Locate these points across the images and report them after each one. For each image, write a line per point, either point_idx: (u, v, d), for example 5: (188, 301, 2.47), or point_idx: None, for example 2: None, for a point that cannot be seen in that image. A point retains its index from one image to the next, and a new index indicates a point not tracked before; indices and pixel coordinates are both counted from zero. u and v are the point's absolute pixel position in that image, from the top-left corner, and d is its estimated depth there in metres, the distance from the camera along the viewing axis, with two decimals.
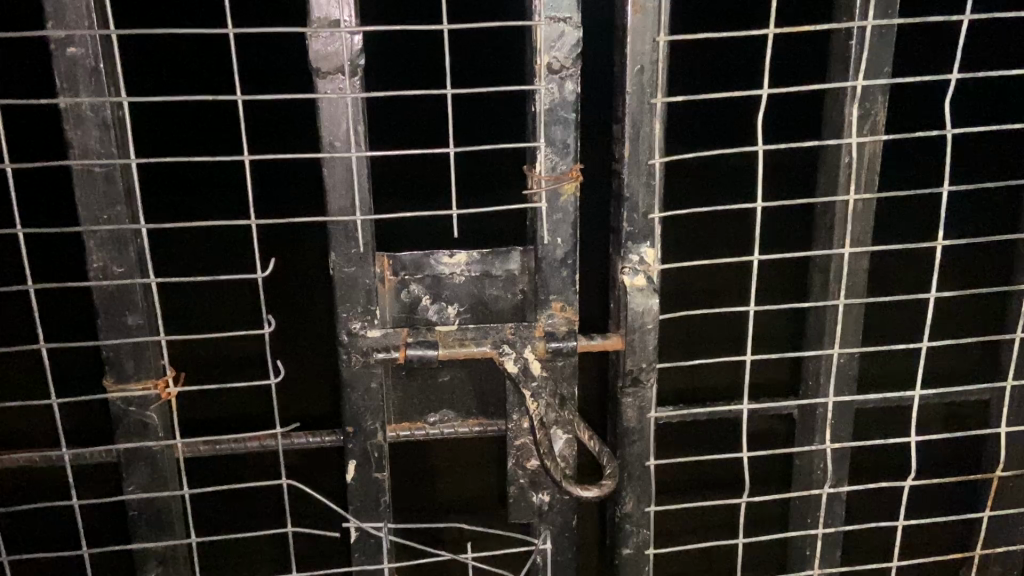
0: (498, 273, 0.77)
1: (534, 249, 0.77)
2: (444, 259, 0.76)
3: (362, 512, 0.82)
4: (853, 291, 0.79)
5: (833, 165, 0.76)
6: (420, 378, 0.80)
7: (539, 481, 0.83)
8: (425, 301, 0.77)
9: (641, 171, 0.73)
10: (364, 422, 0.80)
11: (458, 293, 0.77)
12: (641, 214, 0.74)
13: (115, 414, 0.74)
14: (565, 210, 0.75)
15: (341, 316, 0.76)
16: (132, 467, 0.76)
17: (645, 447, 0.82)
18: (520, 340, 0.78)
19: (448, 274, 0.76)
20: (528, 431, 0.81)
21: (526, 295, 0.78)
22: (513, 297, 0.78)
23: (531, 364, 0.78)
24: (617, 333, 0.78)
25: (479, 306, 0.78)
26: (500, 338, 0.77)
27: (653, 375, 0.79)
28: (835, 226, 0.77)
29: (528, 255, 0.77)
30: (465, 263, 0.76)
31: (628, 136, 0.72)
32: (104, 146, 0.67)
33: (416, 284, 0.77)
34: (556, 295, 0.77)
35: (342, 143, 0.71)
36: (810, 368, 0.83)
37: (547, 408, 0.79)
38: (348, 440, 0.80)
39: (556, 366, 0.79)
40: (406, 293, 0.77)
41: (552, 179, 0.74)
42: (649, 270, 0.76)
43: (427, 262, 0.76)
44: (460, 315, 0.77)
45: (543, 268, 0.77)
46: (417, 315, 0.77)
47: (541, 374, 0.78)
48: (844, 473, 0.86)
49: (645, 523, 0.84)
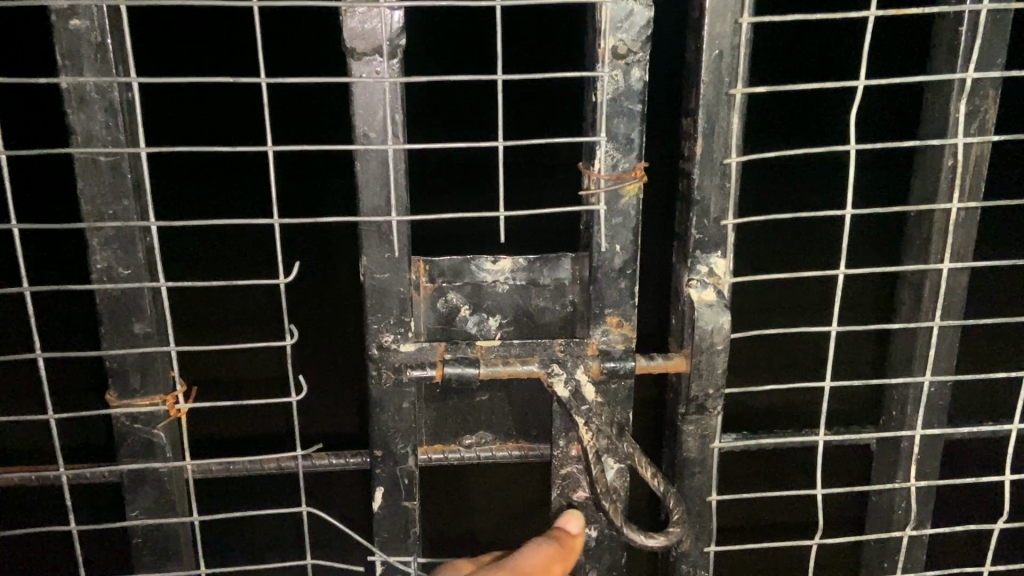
0: (547, 283, 0.69)
1: (587, 256, 0.68)
2: (487, 265, 0.68)
3: (388, 544, 0.74)
4: (948, 311, 0.70)
5: (930, 169, 0.67)
6: (457, 397, 0.72)
7: (587, 514, 0.74)
8: (464, 312, 0.69)
9: (714, 170, 0.64)
10: (393, 445, 0.72)
11: (502, 304, 0.69)
12: (712, 220, 0.66)
13: (117, 431, 0.67)
14: (625, 213, 0.66)
15: (371, 327, 0.68)
16: (136, 490, 0.69)
17: (705, 481, 0.73)
18: (570, 359, 0.69)
19: (491, 282, 0.68)
20: (576, 459, 0.72)
21: (577, 307, 0.70)
22: (562, 309, 0.70)
23: (583, 387, 0.70)
24: (681, 354, 0.69)
25: (524, 318, 0.70)
26: (548, 356, 0.69)
27: (720, 403, 0.70)
28: (932, 236, 0.68)
29: (581, 263, 0.69)
30: (510, 270, 0.68)
31: (700, 131, 0.63)
32: (110, 133, 0.60)
33: (454, 293, 0.69)
34: (611, 309, 0.69)
35: (377, 134, 0.62)
36: (893, 397, 0.74)
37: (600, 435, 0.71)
38: (375, 464, 0.72)
39: (610, 389, 0.71)
40: (442, 303, 0.69)
41: (612, 179, 0.65)
42: (719, 284, 0.67)
43: (467, 268, 0.68)
44: (502, 328, 0.69)
45: (597, 278, 0.68)
46: (454, 328, 0.69)
47: (595, 398, 0.70)
48: (927, 514, 0.76)
49: (702, 564, 0.76)
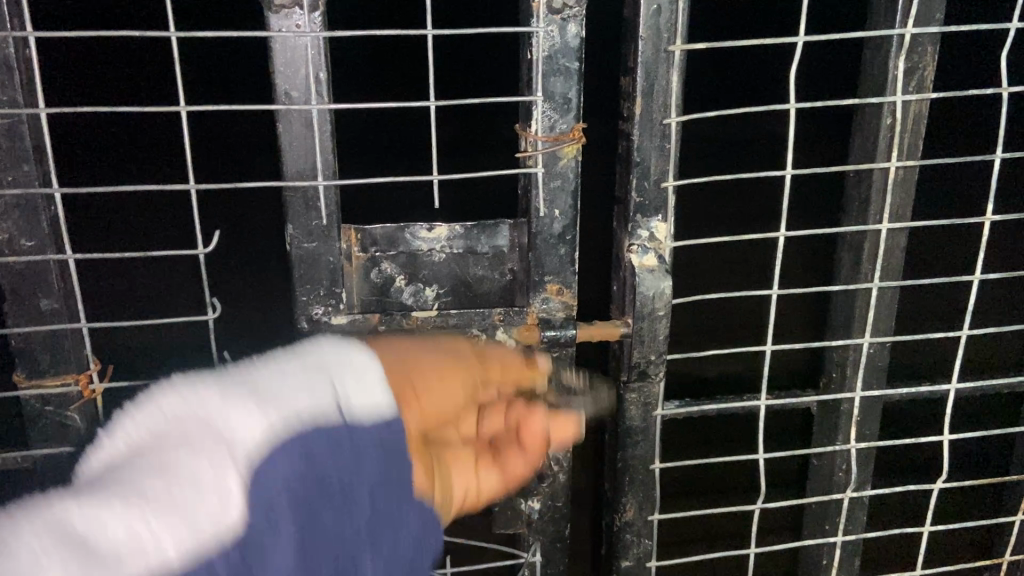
0: (485, 251, 0.67)
1: (527, 221, 0.66)
2: (422, 233, 0.65)
3: None
4: (888, 272, 0.70)
5: (869, 127, 0.66)
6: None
7: (530, 487, 0.73)
8: (398, 282, 0.67)
9: (654, 131, 0.63)
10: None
11: (438, 274, 0.67)
12: (653, 182, 0.64)
13: (27, 415, 0.62)
14: (564, 175, 0.64)
15: (301, 299, 0.65)
16: (51, 476, 0.65)
17: (649, 448, 0.72)
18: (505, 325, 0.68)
19: (426, 250, 0.66)
20: None
21: (516, 275, 0.68)
22: (500, 278, 0.68)
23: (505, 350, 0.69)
24: (624, 321, 0.67)
25: (462, 287, 0.67)
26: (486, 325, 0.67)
27: (663, 369, 0.68)
28: (871, 196, 0.67)
29: (519, 230, 0.67)
30: (446, 238, 0.66)
31: (639, 90, 0.61)
32: (6, 92, 0.55)
33: (389, 262, 0.66)
34: (551, 276, 0.67)
35: (300, 93, 0.59)
36: (833, 359, 0.74)
37: None
38: None
39: (551, 357, 0.69)
40: (376, 273, 0.66)
41: (550, 140, 0.63)
42: (661, 249, 0.66)
43: (401, 236, 0.65)
44: (438, 298, 0.67)
45: (536, 245, 0.66)
46: (390, 299, 0.67)
47: None
48: (868, 475, 0.77)
49: (646, 532, 0.75)
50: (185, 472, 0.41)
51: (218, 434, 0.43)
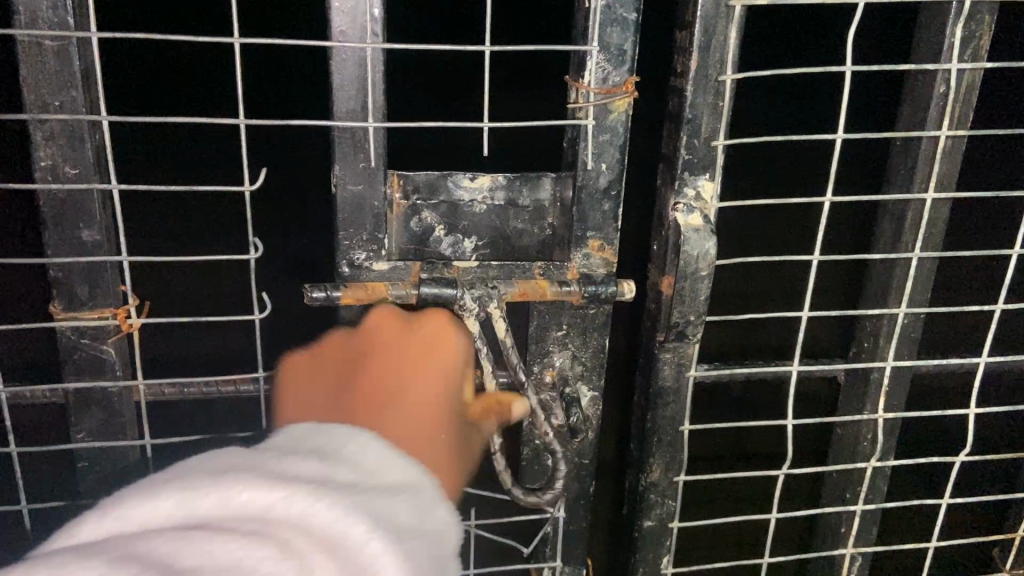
0: (525, 204, 0.66)
1: (572, 176, 0.65)
2: (464, 183, 0.65)
3: None
4: (929, 242, 0.69)
5: (920, 96, 0.66)
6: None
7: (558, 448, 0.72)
8: (438, 231, 0.66)
9: (708, 89, 0.62)
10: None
11: (477, 224, 0.66)
12: (703, 140, 0.63)
13: (62, 347, 0.62)
14: (613, 130, 0.64)
15: (342, 243, 0.64)
16: (83, 412, 0.64)
17: (679, 410, 0.72)
18: (514, 270, 0.67)
19: (467, 200, 0.65)
20: (543, 385, 0.71)
21: (555, 230, 0.68)
22: (540, 232, 0.68)
23: (493, 323, 0.65)
24: (665, 277, 0.67)
25: (501, 240, 0.67)
26: (526, 278, 0.67)
27: (700, 331, 0.68)
28: (917, 165, 0.67)
29: (562, 183, 0.66)
30: (488, 188, 0.65)
31: (696, 46, 0.61)
32: (57, 13, 0.53)
33: (429, 211, 0.65)
34: (593, 232, 0.67)
35: (356, 32, 0.58)
36: (865, 329, 0.74)
37: (569, 359, 0.71)
38: None
39: (587, 314, 0.70)
40: (416, 222, 0.66)
41: (602, 92, 0.62)
42: (706, 208, 0.65)
43: (443, 184, 0.65)
44: (477, 250, 0.67)
45: (580, 199, 0.65)
46: (428, 247, 0.66)
47: (569, 322, 0.70)
48: (892, 444, 0.77)
49: (670, 493, 0.76)
50: (224, 517, 0.46)
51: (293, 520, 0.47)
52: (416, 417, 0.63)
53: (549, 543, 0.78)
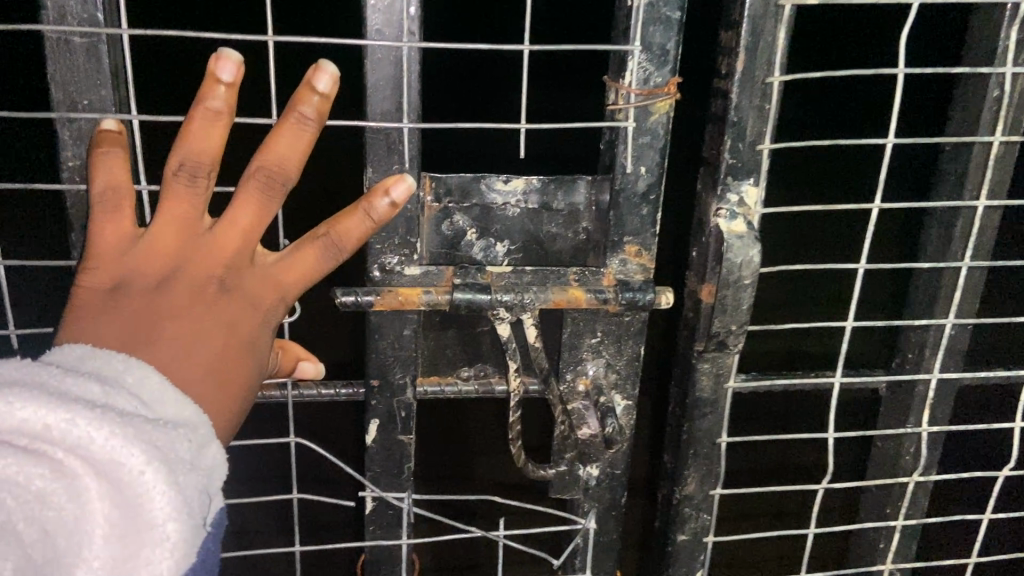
0: (559, 207, 0.64)
1: (608, 178, 0.63)
2: (498, 185, 0.62)
3: (381, 479, 0.70)
4: (979, 251, 0.67)
5: (972, 99, 0.64)
6: (455, 325, 0.66)
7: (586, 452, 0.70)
8: (470, 236, 0.64)
9: (754, 91, 0.60)
10: (392, 374, 0.66)
11: (511, 228, 0.64)
12: (748, 144, 0.61)
13: None
14: (653, 132, 0.62)
15: (373, 246, 0.63)
16: None
17: (716, 423, 0.70)
18: (551, 278, 0.64)
19: (500, 204, 0.63)
20: (574, 390, 0.69)
21: (590, 234, 0.65)
22: (573, 236, 0.65)
23: (527, 329, 0.64)
24: (705, 287, 0.65)
25: (534, 244, 0.65)
26: (562, 285, 0.64)
27: (741, 341, 0.66)
28: (969, 171, 0.65)
29: (598, 185, 0.64)
30: (522, 191, 0.63)
31: (743, 45, 0.58)
32: (88, 9, 0.52)
33: (461, 215, 0.63)
34: (630, 236, 0.64)
35: (394, 30, 0.56)
36: (908, 340, 0.72)
37: (604, 367, 0.69)
38: (373, 395, 0.67)
39: (621, 318, 0.67)
40: (448, 225, 0.63)
41: (643, 94, 0.60)
42: (749, 215, 0.63)
43: (477, 188, 0.62)
44: (509, 253, 0.64)
45: (618, 202, 0.63)
46: (460, 251, 0.64)
47: (603, 329, 0.67)
48: (935, 459, 0.75)
49: (706, 507, 0.74)
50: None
51: (96, 477, 0.44)
52: (216, 387, 0.52)
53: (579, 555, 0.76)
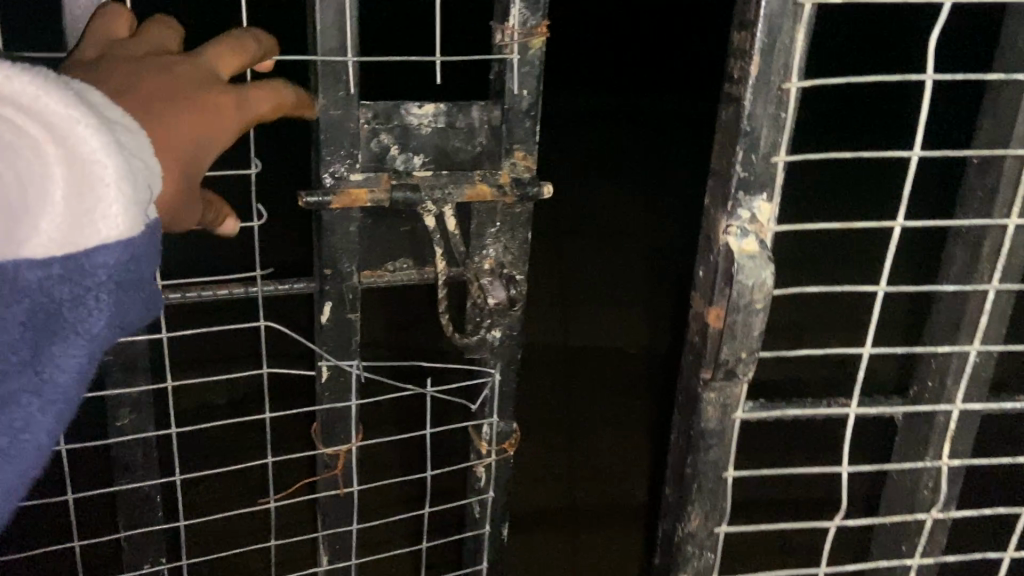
0: (461, 126, 0.76)
1: (500, 99, 0.77)
2: (413, 109, 0.74)
3: (335, 351, 0.83)
4: (1008, 273, 0.62)
5: (1003, 108, 0.59)
6: (401, 221, 0.79)
7: (495, 320, 0.84)
8: (393, 152, 0.75)
9: (770, 97, 0.54)
10: (341, 264, 0.79)
11: (425, 144, 0.76)
12: (763, 155, 0.56)
13: None
14: (532, 63, 0.75)
15: (323, 158, 0.74)
16: None
17: (723, 454, 0.65)
18: (458, 180, 0.77)
19: (416, 124, 0.75)
20: (485, 272, 0.81)
21: (486, 147, 0.77)
22: (473, 149, 0.77)
23: (446, 219, 0.77)
24: (713, 308, 0.59)
25: (443, 156, 0.76)
26: (467, 181, 0.77)
27: (752, 369, 0.60)
28: (997, 187, 0.60)
29: (488, 109, 0.77)
30: (432, 114, 0.75)
31: (758, 48, 0.53)
32: None
33: (386, 134, 0.75)
34: (518, 145, 0.77)
35: None
36: (928, 366, 0.67)
37: (506, 256, 0.82)
38: (326, 282, 0.79)
39: (514, 212, 0.80)
40: (376, 142, 0.75)
41: (524, 33, 0.73)
42: (761, 231, 0.58)
43: (397, 111, 0.74)
44: (425, 164, 0.76)
45: (507, 118, 0.76)
46: (387, 164, 0.76)
47: (502, 221, 0.80)
48: (956, 493, 0.70)
49: (710, 545, 0.68)
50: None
51: (52, 143, 0.46)
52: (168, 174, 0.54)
53: (490, 480, 0.94)
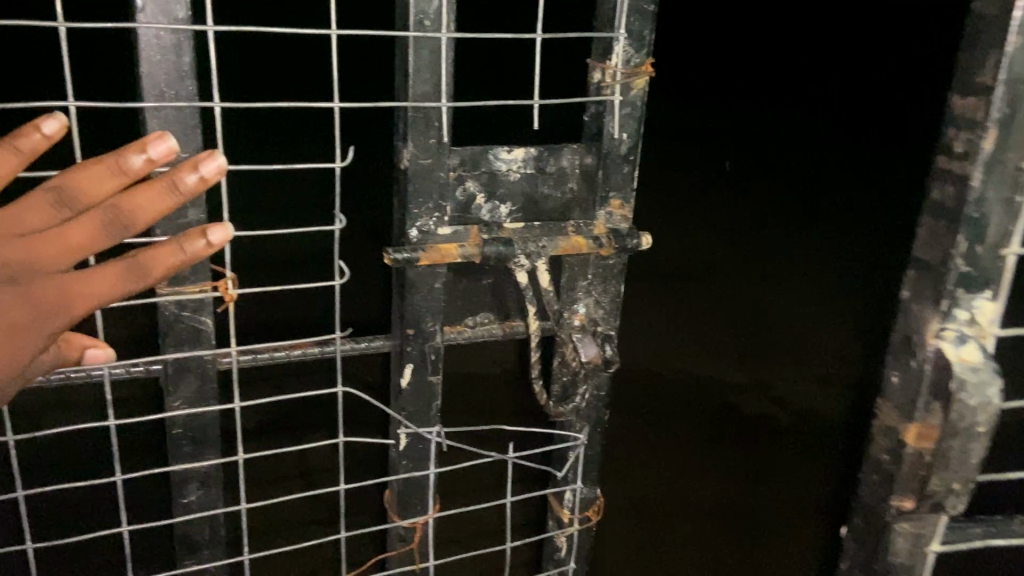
0: (552, 169, 0.80)
1: (597, 144, 0.81)
2: (503, 154, 0.77)
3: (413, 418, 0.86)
4: None
5: None
6: (482, 275, 0.83)
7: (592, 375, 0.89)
8: (478, 200, 0.78)
9: (1006, 180, 0.59)
10: (425, 323, 0.82)
11: (513, 191, 0.79)
12: (992, 251, 0.61)
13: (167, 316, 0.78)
14: (634, 103, 0.80)
15: (411, 210, 0.76)
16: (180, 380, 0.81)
17: (915, 556, 0.69)
18: (548, 235, 0.81)
19: (505, 169, 0.78)
20: (561, 329, 0.87)
21: (576, 192, 0.81)
22: (563, 194, 0.81)
23: (538, 273, 0.82)
24: (924, 429, 0.64)
25: (531, 203, 0.80)
26: (562, 231, 0.81)
27: (961, 503, 0.63)
28: None
29: (590, 149, 0.80)
30: (521, 158, 0.78)
31: (995, 123, 0.57)
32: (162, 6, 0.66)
33: (473, 180, 0.78)
34: (616, 193, 0.82)
35: (431, 22, 0.71)
36: None
37: (593, 306, 0.87)
38: (407, 342, 0.82)
39: (608, 265, 0.86)
40: (463, 190, 0.78)
41: (627, 73, 0.78)
42: (980, 335, 0.63)
43: (486, 158, 0.77)
44: (512, 214, 0.79)
45: (608, 164, 0.81)
46: (472, 213, 0.79)
47: (591, 274, 0.85)
48: None
49: None
50: None
51: None
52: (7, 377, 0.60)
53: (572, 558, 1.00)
